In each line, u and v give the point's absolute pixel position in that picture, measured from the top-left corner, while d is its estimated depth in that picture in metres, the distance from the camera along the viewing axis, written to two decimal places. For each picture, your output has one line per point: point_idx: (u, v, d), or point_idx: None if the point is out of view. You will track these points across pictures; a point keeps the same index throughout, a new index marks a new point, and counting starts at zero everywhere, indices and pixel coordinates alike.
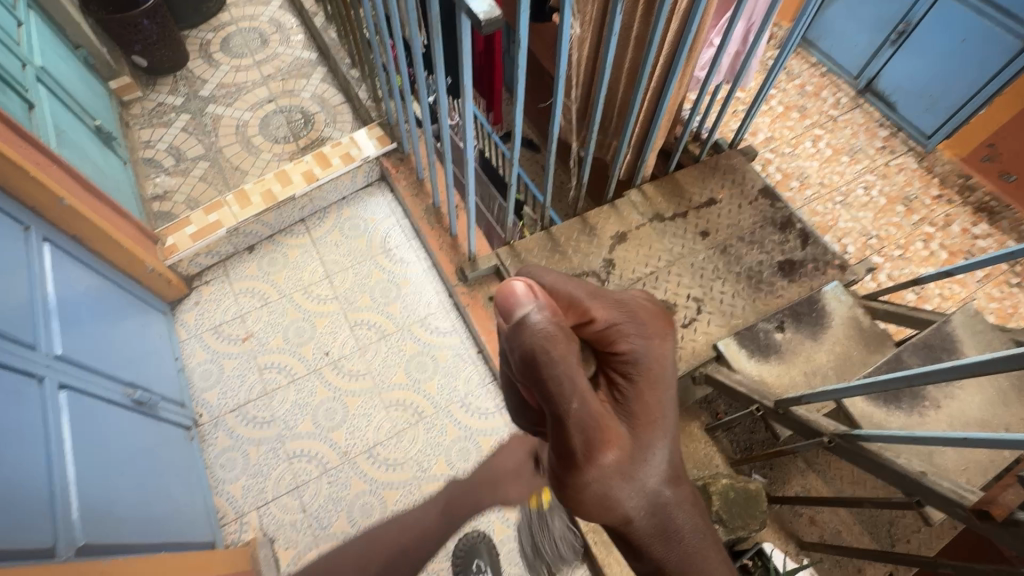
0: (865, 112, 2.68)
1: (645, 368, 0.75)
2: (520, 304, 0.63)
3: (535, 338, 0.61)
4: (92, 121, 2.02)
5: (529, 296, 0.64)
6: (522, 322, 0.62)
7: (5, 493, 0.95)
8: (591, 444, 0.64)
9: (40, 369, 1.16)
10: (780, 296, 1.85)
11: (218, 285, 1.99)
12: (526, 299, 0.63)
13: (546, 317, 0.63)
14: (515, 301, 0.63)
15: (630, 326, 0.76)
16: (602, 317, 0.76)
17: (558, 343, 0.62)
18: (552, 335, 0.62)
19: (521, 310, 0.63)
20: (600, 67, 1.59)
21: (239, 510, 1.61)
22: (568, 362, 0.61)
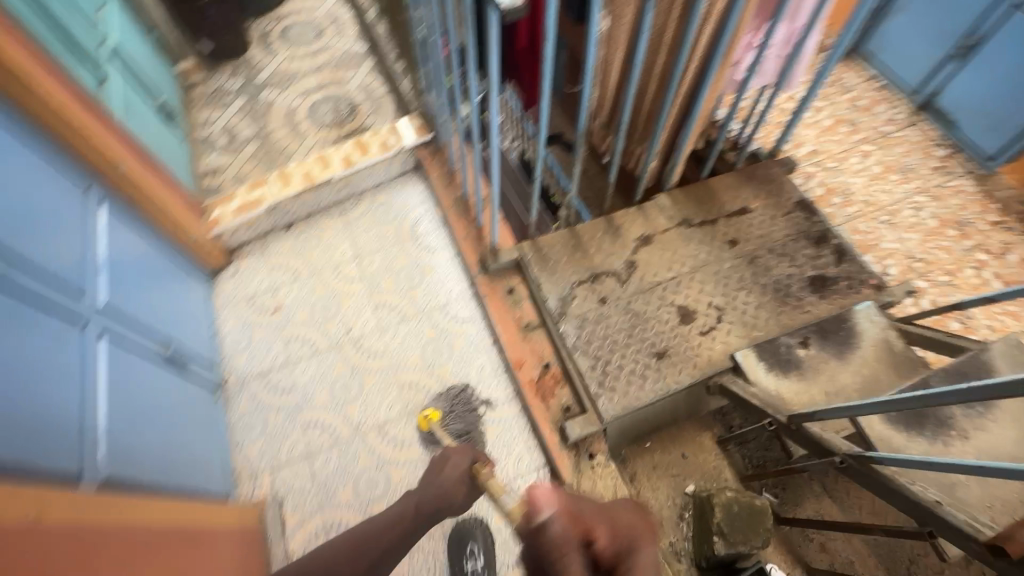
0: (922, 130, 2.54)
1: (638, 557, 0.79)
2: (540, 510, 0.80)
3: (547, 533, 0.77)
4: (156, 98, 2.17)
5: (546, 499, 0.81)
6: (538, 523, 0.78)
7: (43, 422, 1.03)
8: None
9: (84, 316, 1.26)
10: (808, 311, 1.79)
11: (255, 258, 2.10)
12: (545, 505, 0.80)
13: (557, 519, 0.78)
14: (538, 507, 0.81)
15: (628, 530, 0.84)
16: (604, 537, 0.80)
17: (568, 541, 0.76)
18: (560, 533, 0.76)
19: (540, 510, 0.80)
20: (631, 68, 1.58)
21: (253, 470, 1.70)
22: (567, 548, 0.75)
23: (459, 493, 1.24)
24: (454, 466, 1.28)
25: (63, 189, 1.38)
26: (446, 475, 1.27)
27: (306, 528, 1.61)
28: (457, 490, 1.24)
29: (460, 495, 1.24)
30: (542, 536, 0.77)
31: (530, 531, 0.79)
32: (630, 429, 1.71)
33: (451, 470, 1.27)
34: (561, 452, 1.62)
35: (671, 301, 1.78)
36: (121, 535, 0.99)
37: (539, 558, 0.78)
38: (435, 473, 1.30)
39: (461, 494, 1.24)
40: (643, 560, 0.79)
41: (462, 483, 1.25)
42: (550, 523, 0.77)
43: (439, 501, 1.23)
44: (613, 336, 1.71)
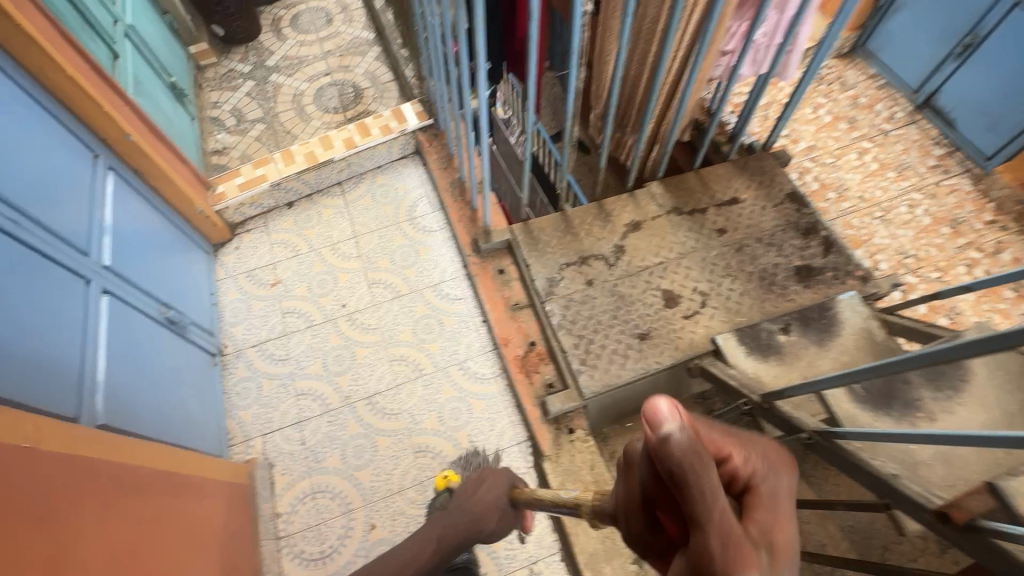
0: (922, 129, 2.55)
1: (777, 500, 0.50)
2: (661, 421, 0.46)
3: (674, 451, 0.45)
4: (168, 77, 2.25)
5: (669, 401, 0.47)
6: (664, 439, 0.46)
7: (45, 365, 1.11)
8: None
9: (88, 273, 1.33)
10: (791, 300, 1.81)
11: (258, 233, 2.18)
12: (668, 413, 0.46)
13: (689, 432, 0.46)
14: (658, 422, 0.46)
15: (762, 456, 0.54)
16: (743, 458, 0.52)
17: (707, 460, 0.45)
18: (697, 454, 0.45)
19: (661, 424, 0.46)
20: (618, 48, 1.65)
21: (246, 434, 1.76)
22: (707, 471, 0.45)
23: (495, 515, 1.23)
24: (491, 490, 1.27)
25: (73, 154, 1.45)
26: (481, 500, 1.24)
27: (293, 490, 1.67)
28: (490, 514, 1.23)
29: (494, 519, 1.23)
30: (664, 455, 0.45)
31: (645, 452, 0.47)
32: (611, 408, 1.75)
33: (485, 494, 1.26)
34: (542, 426, 1.66)
35: (656, 285, 1.82)
36: (113, 471, 1.05)
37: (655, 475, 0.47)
38: (470, 495, 1.27)
39: (494, 519, 1.23)
40: (785, 487, 0.52)
41: (496, 507, 1.23)
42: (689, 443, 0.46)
43: (473, 527, 1.20)
44: (598, 317, 1.75)
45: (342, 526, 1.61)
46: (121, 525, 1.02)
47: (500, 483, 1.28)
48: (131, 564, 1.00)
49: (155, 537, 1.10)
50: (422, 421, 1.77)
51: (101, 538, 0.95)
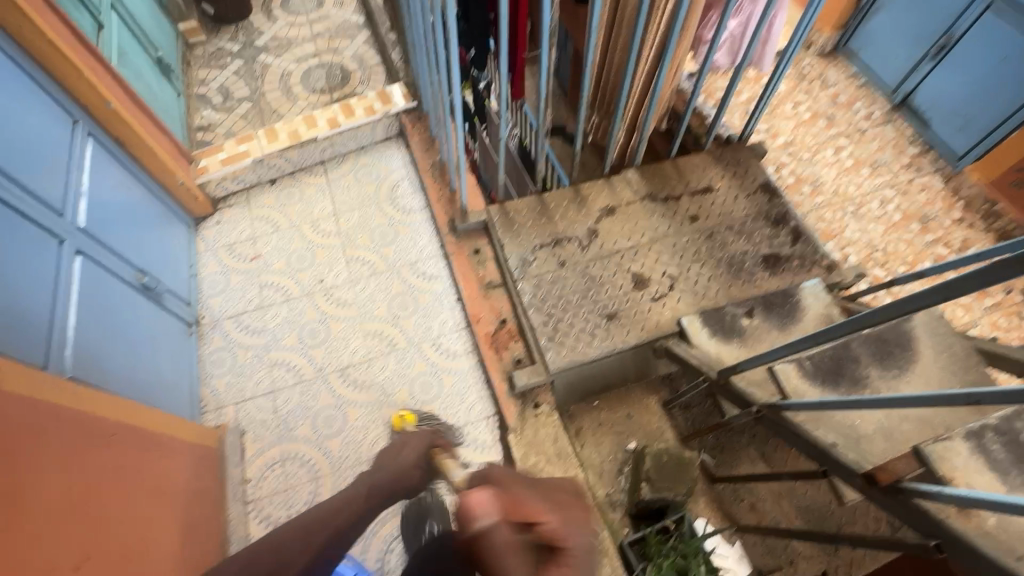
0: (898, 128, 2.60)
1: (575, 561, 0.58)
2: (478, 514, 0.56)
3: (489, 539, 0.54)
4: (154, 52, 2.27)
5: (484, 496, 0.57)
6: (481, 530, 0.55)
7: (13, 316, 1.13)
8: None
9: (63, 233, 1.36)
10: (757, 286, 1.86)
11: (239, 209, 2.20)
12: (484, 509, 0.56)
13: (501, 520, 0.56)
14: (474, 516, 0.56)
15: (568, 518, 0.63)
16: (553, 523, 0.60)
17: (513, 543, 0.55)
18: (505, 539, 0.55)
19: (475, 516, 0.56)
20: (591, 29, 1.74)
21: (219, 402, 1.79)
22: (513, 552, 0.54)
23: (415, 473, 1.03)
24: (410, 450, 1.07)
25: (51, 117, 1.48)
26: (400, 461, 1.04)
27: (263, 457, 1.70)
28: (412, 472, 1.03)
29: (414, 478, 1.03)
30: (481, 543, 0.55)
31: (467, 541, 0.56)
32: (577, 386, 1.79)
33: (407, 455, 1.06)
34: (509, 400, 1.70)
35: (627, 268, 1.86)
36: (78, 420, 1.09)
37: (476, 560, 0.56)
38: (388, 457, 1.07)
39: (417, 478, 1.03)
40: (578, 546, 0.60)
41: (417, 466, 1.04)
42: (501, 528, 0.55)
43: (398, 483, 1.01)
44: (567, 297, 1.79)
45: (310, 492, 1.65)
46: (82, 471, 1.05)
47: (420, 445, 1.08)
48: (89, 509, 1.03)
49: (117, 487, 1.13)
50: (393, 394, 1.80)
51: (61, 481, 0.98)
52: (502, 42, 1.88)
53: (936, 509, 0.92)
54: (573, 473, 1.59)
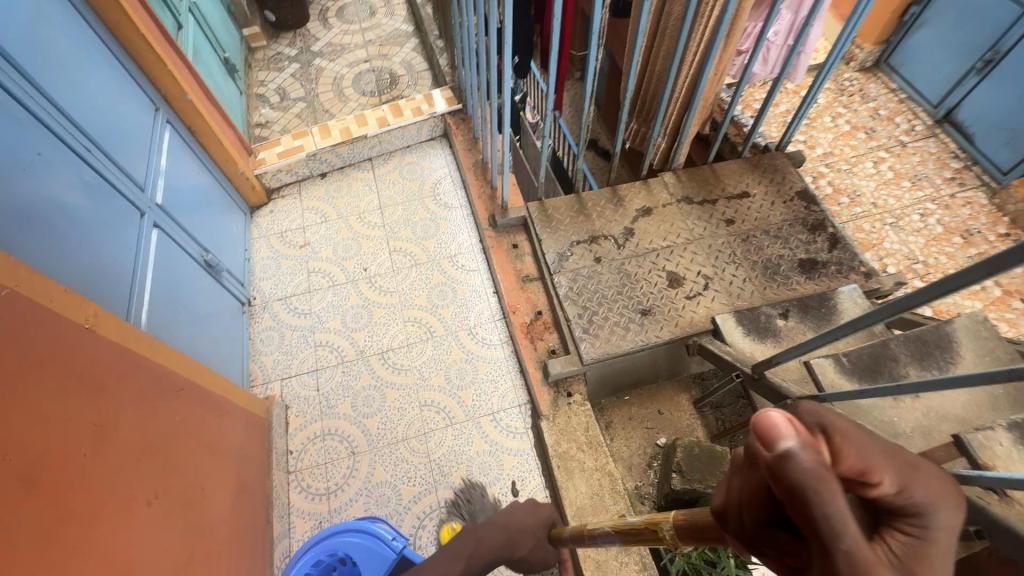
0: (940, 142, 2.58)
1: (941, 547, 0.41)
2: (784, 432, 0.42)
3: (798, 471, 0.40)
4: (222, 53, 2.44)
5: (785, 419, 0.42)
6: (784, 455, 0.40)
7: (101, 276, 1.24)
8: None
9: (144, 207, 1.49)
10: (793, 289, 1.86)
11: (291, 199, 2.33)
12: (785, 428, 0.42)
13: (812, 452, 0.41)
14: (775, 432, 0.42)
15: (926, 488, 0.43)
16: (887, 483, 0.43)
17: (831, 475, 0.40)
18: (824, 471, 0.40)
19: (778, 436, 0.42)
20: (635, 36, 1.81)
21: (266, 376, 1.89)
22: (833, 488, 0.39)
23: (528, 540, 1.21)
24: (535, 513, 1.27)
25: (139, 105, 1.62)
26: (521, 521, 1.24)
27: (305, 431, 1.78)
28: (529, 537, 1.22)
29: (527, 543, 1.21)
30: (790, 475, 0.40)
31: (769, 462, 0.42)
32: (609, 379, 1.82)
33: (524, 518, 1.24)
34: (542, 387, 1.75)
35: (662, 266, 1.90)
36: (156, 370, 1.18)
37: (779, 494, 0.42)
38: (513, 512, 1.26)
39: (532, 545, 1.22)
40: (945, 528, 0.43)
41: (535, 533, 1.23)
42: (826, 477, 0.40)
43: (507, 548, 1.18)
44: (603, 291, 1.83)
45: (348, 466, 1.72)
46: (157, 416, 1.14)
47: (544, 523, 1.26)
48: (160, 451, 1.12)
49: (184, 437, 1.22)
50: (430, 378, 1.86)
51: (139, 423, 1.08)
52: (553, 65, 2.03)
53: (977, 495, 0.92)
54: (604, 461, 1.62)
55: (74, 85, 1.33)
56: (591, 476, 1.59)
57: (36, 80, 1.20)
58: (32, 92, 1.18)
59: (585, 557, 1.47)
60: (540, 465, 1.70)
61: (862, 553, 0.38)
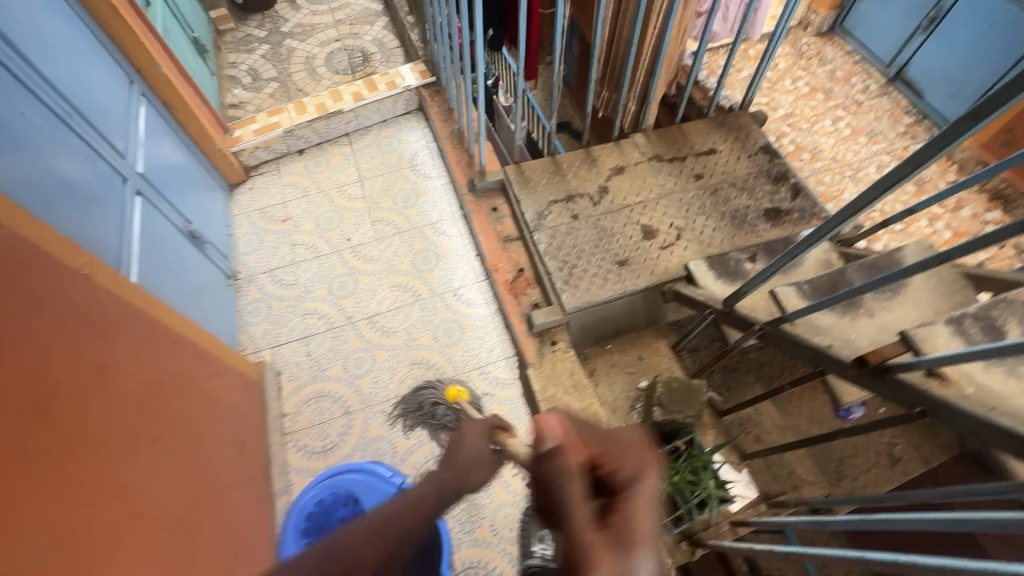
0: (893, 99, 2.72)
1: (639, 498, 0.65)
2: (545, 437, 0.74)
3: (555, 460, 0.69)
4: (191, 33, 2.43)
5: (551, 428, 0.75)
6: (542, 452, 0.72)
7: (89, 238, 1.27)
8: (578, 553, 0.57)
9: (125, 174, 1.51)
10: (760, 236, 1.97)
11: (270, 176, 2.35)
12: (548, 433, 0.74)
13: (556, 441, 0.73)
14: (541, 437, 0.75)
15: (633, 463, 0.70)
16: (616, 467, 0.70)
17: (572, 466, 0.67)
18: (565, 462, 0.68)
19: (545, 436, 0.74)
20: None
21: (256, 345, 1.92)
22: (574, 473, 0.66)
23: (480, 472, 0.96)
24: (475, 442, 0.99)
25: (113, 76, 1.63)
26: (466, 449, 0.97)
27: (299, 394, 1.82)
28: (475, 469, 0.96)
29: (480, 473, 0.97)
30: (549, 462, 0.69)
31: (535, 462, 0.73)
32: (591, 329, 1.91)
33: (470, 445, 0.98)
34: (527, 338, 1.82)
35: (636, 220, 1.98)
36: (153, 324, 1.22)
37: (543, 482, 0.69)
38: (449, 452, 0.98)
39: (480, 476, 0.96)
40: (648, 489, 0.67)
41: (483, 460, 0.97)
42: (563, 455, 0.69)
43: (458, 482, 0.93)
44: (581, 246, 1.91)
45: (343, 425, 1.77)
46: (155, 363, 1.18)
47: (482, 433, 1.00)
48: (161, 397, 1.16)
49: (182, 387, 1.26)
50: (418, 338, 1.92)
51: (140, 368, 1.12)
52: (520, 40, 2.07)
53: (919, 381, 1.02)
54: (589, 402, 1.70)
55: (49, 51, 1.34)
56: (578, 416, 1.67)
57: (15, 42, 1.21)
58: (11, 53, 1.19)
59: None
60: (529, 411, 1.78)
61: (579, 517, 0.61)
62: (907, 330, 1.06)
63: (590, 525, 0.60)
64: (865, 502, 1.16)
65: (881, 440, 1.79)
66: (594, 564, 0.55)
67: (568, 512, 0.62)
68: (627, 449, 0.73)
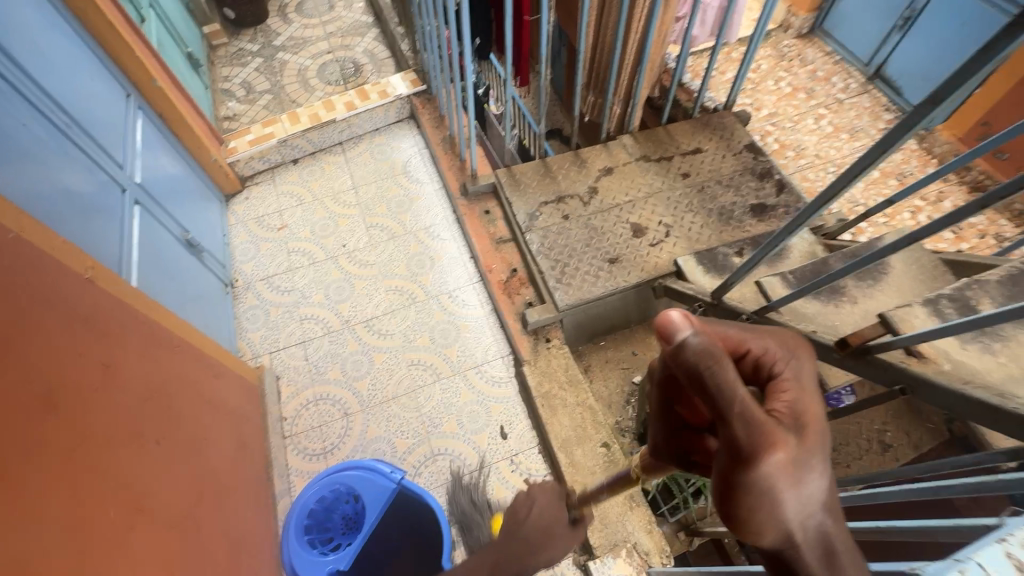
0: (873, 97, 2.80)
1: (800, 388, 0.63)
2: (676, 331, 0.59)
3: (690, 352, 0.58)
4: (185, 48, 2.47)
5: (682, 317, 0.61)
6: (681, 345, 0.59)
7: (90, 245, 1.29)
8: (760, 451, 0.53)
9: (124, 183, 1.54)
10: (747, 231, 2.02)
11: (265, 186, 2.38)
12: (683, 325, 0.60)
13: (700, 336, 0.59)
14: (674, 328, 0.59)
15: (783, 352, 0.68)
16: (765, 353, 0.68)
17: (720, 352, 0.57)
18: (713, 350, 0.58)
19: (675, 333, 0.59)
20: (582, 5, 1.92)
21: (255, 351, 1.94)
22: (725, 362, 0.56)
23: (549, 540, 1.13)
24: (545, 510, 1.17)
25: (110, 90, 1.67)
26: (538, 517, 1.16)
27: (298, 398, 1.84)
28: (545, 535, 1.13)
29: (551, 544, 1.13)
30: (688, 361, 0.58)
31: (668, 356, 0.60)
32: (585, 326, 1.95)
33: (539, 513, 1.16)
34: (522, 336, 1.86)
35: (626, 219, 2.02)
36: (155, 327, 1.24)
37: (687, 376, 0.59)
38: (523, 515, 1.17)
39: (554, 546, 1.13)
40: (803, 375, 0.66)
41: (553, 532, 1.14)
42: (710, 343, 0.58)
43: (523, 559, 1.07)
44: (572, 245, 1.95)
45: (342, 426, 1.79)
46: (156, 363, 1.20)
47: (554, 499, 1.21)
48: (163, 397, 1.18)
49: (184, 388, 1.28)
50: (414, 340, 1.95)
51: (143, 369, 1.14)
52: (506, 47, 2.12)
53: (897, 360, 1.06)
54: (584, 397, 1.73)
55: (46, 64, 1.38)
56: (574, 411, 1.70)
57: (14, 56, 1.25)
58: (11, 67, 1.23)
59: (572, 481, 1.59)
60: (525, 409, 1.80)
61: (751, 413, 0.54)
62: (885, 312, 1.10)
63: (767, 420, 0.55)
64: (853, 482, 1.19)
65: (873, 427, 1.82)
66: (773, 454, 0.53)
67: (732, 399, 0.54)
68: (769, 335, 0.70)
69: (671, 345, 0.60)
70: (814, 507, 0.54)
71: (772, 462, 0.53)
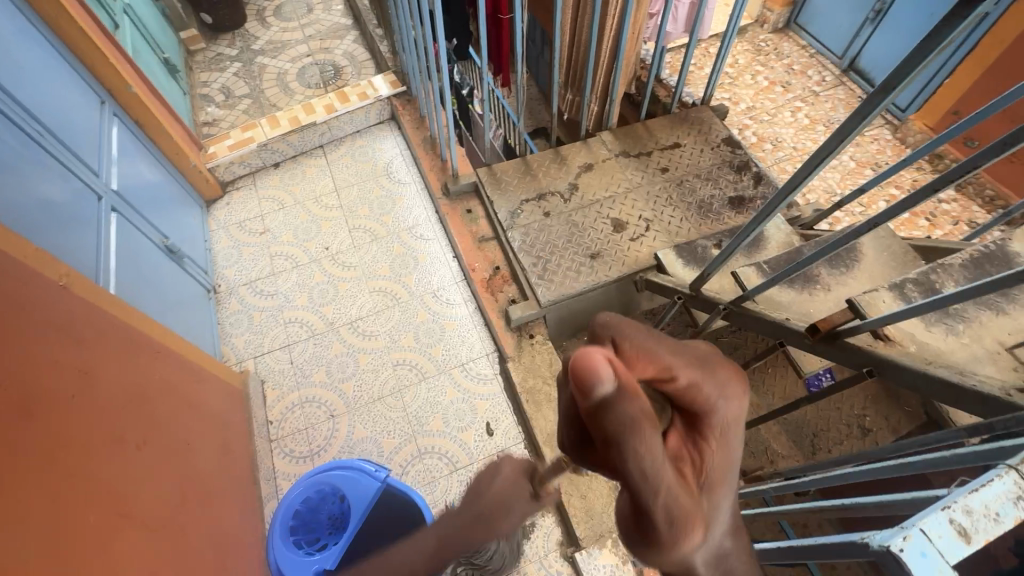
0: (848, 89, 2.85)
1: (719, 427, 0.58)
2: (598, 383, 0.47)
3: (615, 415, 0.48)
4: (161, 53, 2.46)
5: (603, 358, 0.47)
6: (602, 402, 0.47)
7: (65, 253, 1.29)
8: (671, 522, 0.52)
9: (100, 191, 1.54)
10: (725, 223, 2.05)
11: (246, 191, 2.38)
12: (602, 371, 0.47)
13: (620, 390, 0.48)
14: (595, 379, 0.47)
15: (714, 379, 0.58)
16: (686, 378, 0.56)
17: (645, 418, 0.49)
18: (637, 416, 0.49)
19: (596, 383, 0.47)
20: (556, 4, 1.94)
21: (239, 356, 1.94)
22: (652, 439, 0.49)
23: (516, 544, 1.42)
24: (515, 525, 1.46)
25: (84, 98, 1.66)
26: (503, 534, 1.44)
27: (284, 402, 1.84)
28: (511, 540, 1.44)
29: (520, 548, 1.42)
30: (609, 421, 0.48)
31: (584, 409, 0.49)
32: (568, 321, 1.98)
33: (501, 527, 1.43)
34: (506, 333, 1.87)
35: (606, 214, 2.04)
36: (134, 334, 1.24)
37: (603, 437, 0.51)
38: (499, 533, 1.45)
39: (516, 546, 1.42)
40: (729, 411, 0.58)
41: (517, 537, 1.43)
42: (635, 409, 0.48)
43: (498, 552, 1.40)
44: (554, 241, 1.96)
45: (328, 428, 1.79)
46: (135, 369, 1.20)
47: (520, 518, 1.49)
48: (144, 403, 1.18)
49: (166, 394, 1.28)
50: (399, 340, 1.96)
51: (123, 375, 1.14)
52: (482, 45, 2.12)
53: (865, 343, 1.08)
54: None
55: (17, 74, 1.37)
56: None
57: None
58: None
59: (558, 475, 1.59)
60: (511, 405, 1.81)
61: (670, 490, 0.52)
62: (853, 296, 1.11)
63: (683, 490, 0.52)
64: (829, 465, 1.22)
65: (853, 412, 1.85)
66: (686, 526, 0.53)
67: (654, 488, 0.51)
68: (696, 360, 0.58)
69: (584, 396, 0.48)
70: (714, 543, 0.56)
71: (684, 531, 0.53)
